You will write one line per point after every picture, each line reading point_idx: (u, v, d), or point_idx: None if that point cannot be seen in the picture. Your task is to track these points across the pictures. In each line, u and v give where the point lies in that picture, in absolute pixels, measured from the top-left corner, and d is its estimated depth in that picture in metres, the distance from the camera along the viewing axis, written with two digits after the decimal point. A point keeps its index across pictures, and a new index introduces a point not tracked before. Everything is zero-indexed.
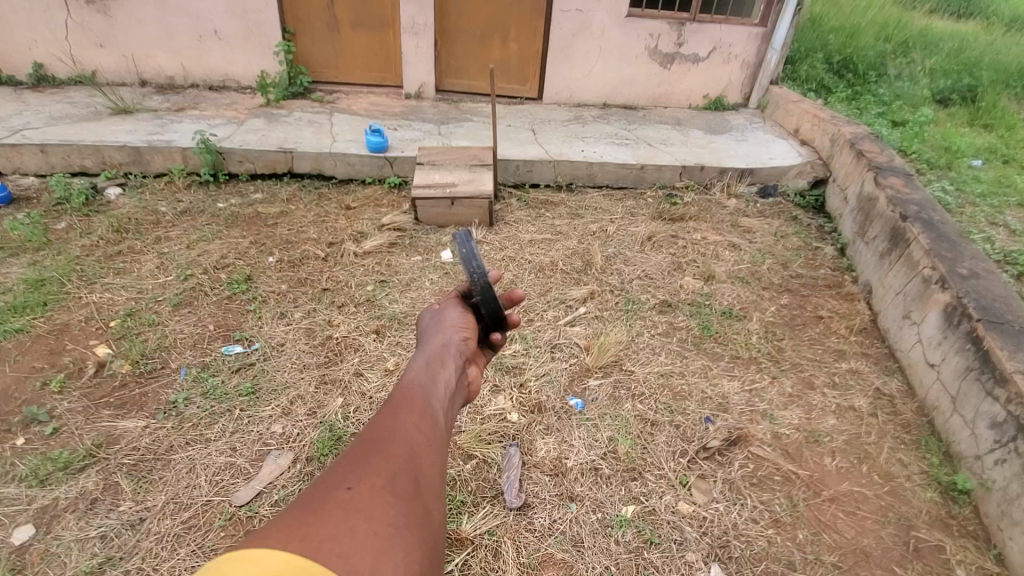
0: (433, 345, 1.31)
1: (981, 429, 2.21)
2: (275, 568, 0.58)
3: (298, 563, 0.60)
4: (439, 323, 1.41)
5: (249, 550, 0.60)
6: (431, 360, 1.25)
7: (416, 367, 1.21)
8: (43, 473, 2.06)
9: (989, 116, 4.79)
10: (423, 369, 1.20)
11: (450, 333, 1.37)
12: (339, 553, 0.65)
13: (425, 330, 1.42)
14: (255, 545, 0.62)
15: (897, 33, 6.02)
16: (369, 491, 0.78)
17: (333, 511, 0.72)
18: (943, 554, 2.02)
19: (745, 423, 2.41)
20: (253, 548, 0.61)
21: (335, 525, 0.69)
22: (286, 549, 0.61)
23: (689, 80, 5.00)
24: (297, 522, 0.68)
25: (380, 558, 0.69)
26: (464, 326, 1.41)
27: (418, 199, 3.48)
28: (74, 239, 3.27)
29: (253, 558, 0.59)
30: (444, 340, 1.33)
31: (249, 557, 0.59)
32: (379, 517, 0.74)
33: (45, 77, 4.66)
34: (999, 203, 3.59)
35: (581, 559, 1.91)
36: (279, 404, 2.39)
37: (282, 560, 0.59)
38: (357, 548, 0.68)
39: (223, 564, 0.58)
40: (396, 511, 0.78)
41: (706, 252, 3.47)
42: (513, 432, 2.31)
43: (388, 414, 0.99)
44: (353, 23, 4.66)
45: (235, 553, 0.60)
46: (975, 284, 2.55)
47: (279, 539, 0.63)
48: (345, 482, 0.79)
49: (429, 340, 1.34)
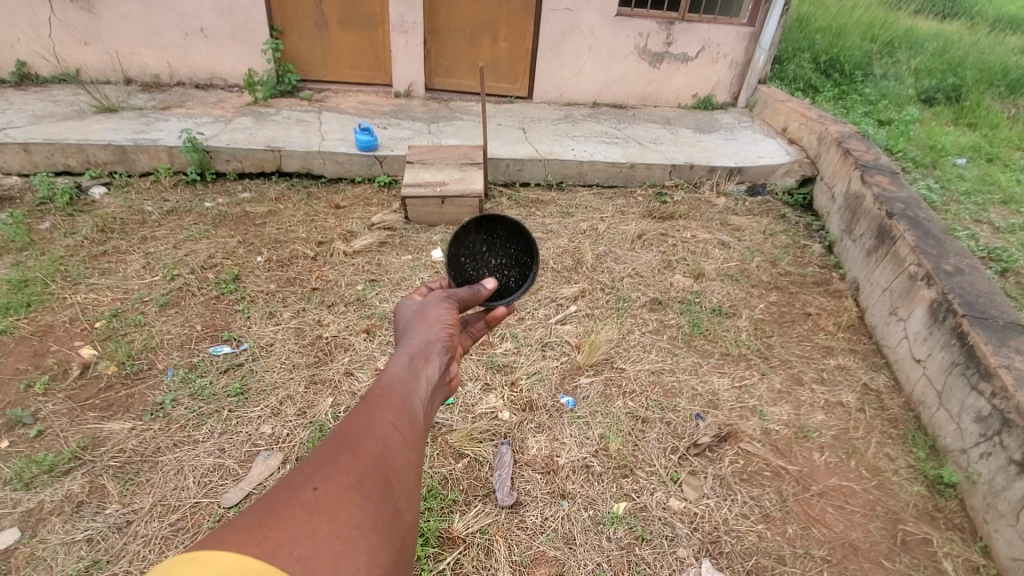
0: (417, 340, 1.24)
1: (967, 422, 2.24)
2: (230, 571, 0.56)
3: (254, 567, 0.59)
4: (423, 319, 1.33)
5: (204, 551, 0.58)
6: (415, 355, 1.19)
7: (399, 361, 1.16)
8: (28, 476, 2.03)
9: (972, 115, 4.86)
10: (406, 365, 1.15)
11: (436, 326, 1.30)
12: (298, 558, 0.63)
13: (407, 326, 1.34)
14: (210, 545, 0.60)
15: (884, 32, 6.08)
16: (336, 492, 0.76)
17: (295, 513, 0.69)
18: (930, 546, 2.05)
19: (734, 420, 2.42)
20: (208, 548, 0.59)
21: (296, 528, 0.67)
22: (242, 551, 0.60)
23: (678, 80, 5.02)
24: (257, 525, 0.66)
25: (340, 563, 0.67)
26: (447, 321, 1.34)
27: (408, 199, 3.46)
28: (58, 239, 3.22)
29: (205, 560, 0.57)
30: (431, 333, 1.27)
31: (202, 558, 0.57)
32: (343, 520, 0.73)
33: (28, 76, 4.59)
34: (983, 201, 3.64)
35: (573, 556, 1.92)
36: (268, 404, 2.37)
37: (237, 563, 0.58)
38: (317, 552, 0.66)
39: (174, 567, 0.56)
40: (363, 513, 0.76)
41: (696, 251, 3.48)
42: (504, 430, 2.31)
43: (364, 409, 0.96)
44: (341, 21, 4.63)
45: (188, 553, 0.58)
46: (960, 280, 2.58)
47: (235, 541, 0.61)
48: (311, 481, 0.76)
49: (414, 333, 1.28)
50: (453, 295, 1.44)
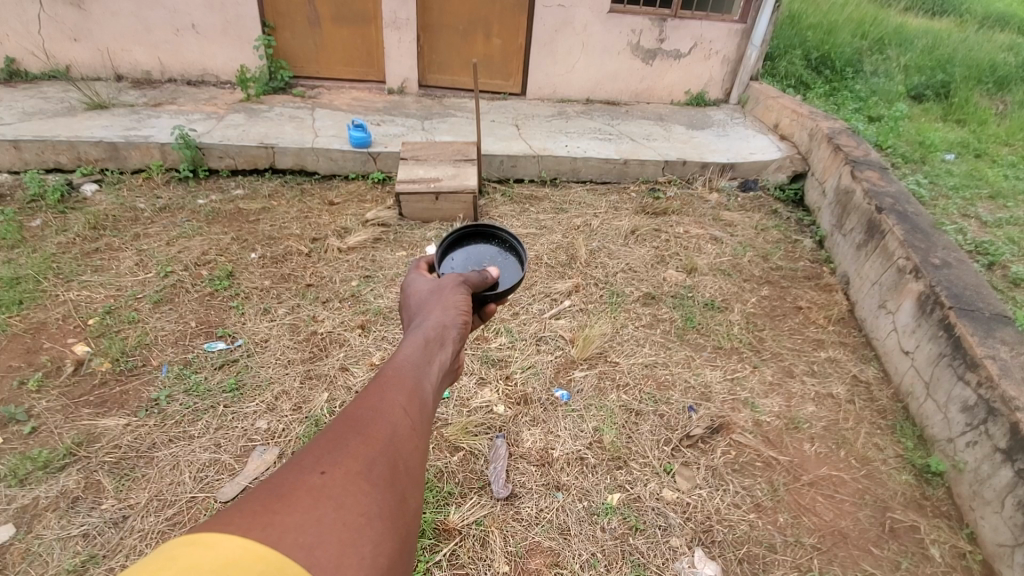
0: (430, 322, 1.25)
1: (953, 412, 2.28)
2: (232, 557, 0.57)
3: (256, 552, 0.59)
4: (437, 302, 1.34)
5: (209, 534, 0.59)
6: (430, 338, 1.19)
7: (412, 343, 1.16)
8: (23, 473, 2.02)
9: (961, 111, 4.92)
10: (419, 347, 1.15)
11: (450, 309, 1.32)
12: (304, 545, 0.64)
13: (421, 308, 1.35)
14: (215, 529, 0.61)
15: (874, 29, 6.12)
16: (343, 477, 0.77)
17: (301, 497, 0.70)
18: (917, 534, 2.08)
19: (726, 411, 2.45)
20: (213, 531, 0.60)
21: (303, 513, 0.68)
22: (246, 535, 0.60)
23: (670, 77, 5.05)
24: (263, 508, 0.66)
25: (344, 552, 0.68)
26: (461, 306, 1.36)
27: (402, 195, 3.47)
28: (50, 237, 3.20)
29: (209, 543, 0.58)
30: (446, 318, 1.28)
31: (206, 541, 0.58)
32: (350, 507, 0.73)
33: (17, 72, 4.54)
34: (971, 195, 3.70)
35: (568, 546, 1.94)
36: (263, 400, 2.38)
37: (239, 547, 0.58)
38: (323, 539, 0.66)
39: (178, 550, 0.57)
40: (369, 501, 0.77)
41: (688, 246, 3.52)
42: (499, 424, 2.33)
43: (374, 391, 0.97)
44: (334, 18, 4.62)
45: (193, 535, 0.59)
46: (947, 273, 2.62)
47: (240, 525, 0.62)
48: (318, 465, 0.77)
49: (427, 317, 1.28)
50: (465, 280, 1.44)
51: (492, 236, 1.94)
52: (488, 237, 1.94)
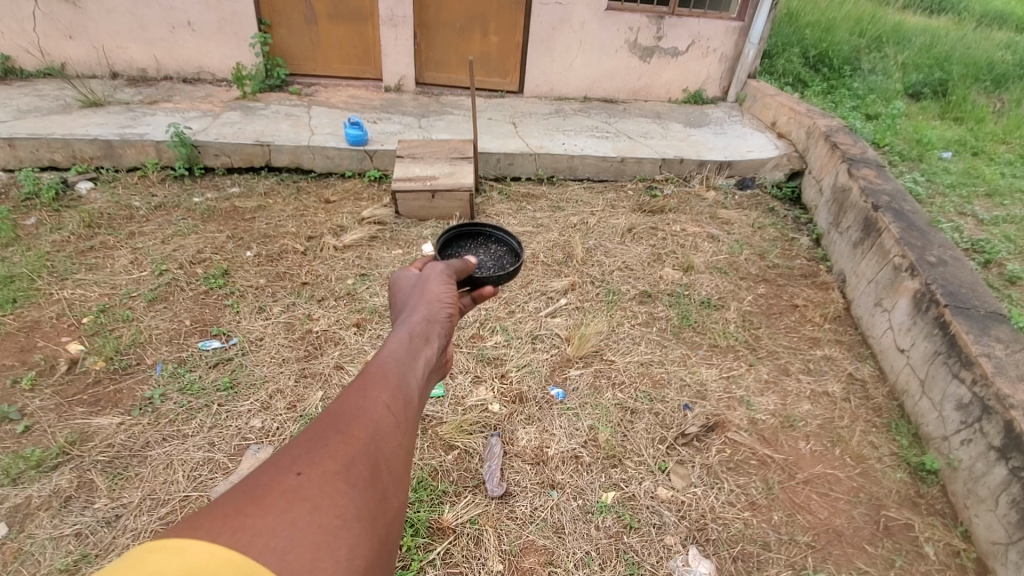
0: (416, 318, 1.25)
1: (948, 410, 2.28)
2: (198, 562, 0.57)
3: (226, 558, 0.59)
4: (423, 296, 1.34)
5: (178, 538, 0.59)
6: (415, 334, 1.19)
7: (398, 338, 1.16)
8: (15, 472, 2.02)
9: (958, 109, 4.92)
10: (404, 343, 1.15)
11: (436, 305, 1.32)
12: (275, 550, 0.63)
13: (407, 301, 1.35)
14: (182, 533, 0.60)
15: (872, 27, 6.11)
16: (320, 478, 0.76)
17: (275, 500, 0.69)
18: (911, 531, 2.08)
19: (722, 409, 2.45)
20: (181, 536, 0.59)
21: (274, 517, 0.67)
22: (215, 540, 0.60)
23: (667, 74, 5.03)
24: (236, 511, 0.66)
25: (319, 555, 0.67)
26: (448, 301, 1.36)
27: (398, 192, 3.45)
28: (44, 234, 3.19)
29: (175, 550, 0.57)
30: (432, 312, 1.28)
31: (175, 546, 0.58)
32: (326, 508, 0.72)
33: (12, 70, 4.53)
34: (967, 194, 3.69)
35: (562, 544, 1.94)
36: (258, 399, 2.37)
37: (208, 552, 0.58)
38: (296, 543, 0.65)
39: (145, 556, 0.56)
40: (348, 501, 0.76)
41: (685, 244, 3.51)
42: (494, 422, 2.32)
43: (357, 389, 0.96)
44: (330, 16, 4.60)
45: (159, 541, 0.59)
46: (942, 271, 2.62)
47: (209, 530, 0.61)
48: (295, 465, 0.76)
49: (413, 312, 1.28)
50: (452, 272, 1.46)
51: (479, 233, 1.96)
52: (476, 234, 1.96)
